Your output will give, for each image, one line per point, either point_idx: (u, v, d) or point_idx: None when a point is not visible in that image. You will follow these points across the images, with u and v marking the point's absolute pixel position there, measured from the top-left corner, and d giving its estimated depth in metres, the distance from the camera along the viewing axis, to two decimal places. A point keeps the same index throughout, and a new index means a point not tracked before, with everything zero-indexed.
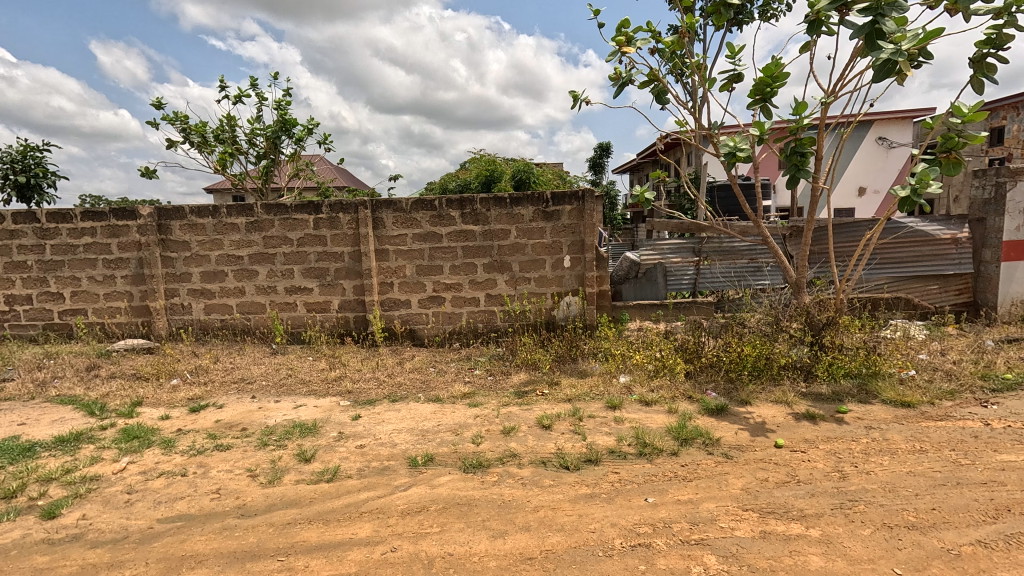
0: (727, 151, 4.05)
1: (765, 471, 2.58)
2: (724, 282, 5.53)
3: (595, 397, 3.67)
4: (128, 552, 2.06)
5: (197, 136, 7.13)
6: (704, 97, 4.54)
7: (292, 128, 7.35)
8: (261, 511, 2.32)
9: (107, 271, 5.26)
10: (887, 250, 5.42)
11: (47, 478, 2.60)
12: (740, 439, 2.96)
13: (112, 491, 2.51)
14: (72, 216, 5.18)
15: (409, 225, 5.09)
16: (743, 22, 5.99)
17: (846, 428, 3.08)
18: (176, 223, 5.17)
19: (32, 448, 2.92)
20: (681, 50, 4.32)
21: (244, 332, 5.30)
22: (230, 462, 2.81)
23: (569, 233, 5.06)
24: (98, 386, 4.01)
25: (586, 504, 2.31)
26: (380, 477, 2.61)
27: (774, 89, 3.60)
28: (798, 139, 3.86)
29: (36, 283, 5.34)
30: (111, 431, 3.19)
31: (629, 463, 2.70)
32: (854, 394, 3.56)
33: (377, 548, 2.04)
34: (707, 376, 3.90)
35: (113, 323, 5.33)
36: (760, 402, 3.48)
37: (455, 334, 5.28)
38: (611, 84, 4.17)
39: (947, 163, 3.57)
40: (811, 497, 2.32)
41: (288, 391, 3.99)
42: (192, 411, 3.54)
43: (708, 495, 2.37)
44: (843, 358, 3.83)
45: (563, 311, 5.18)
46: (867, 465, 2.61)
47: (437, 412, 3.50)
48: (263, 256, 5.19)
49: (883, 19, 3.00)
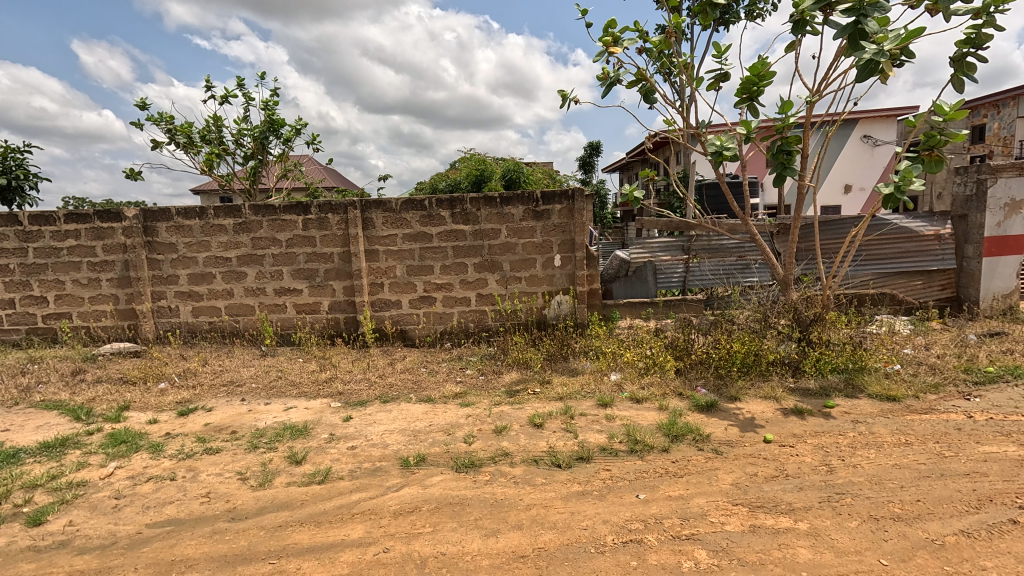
0: (714, 150, 4.08)
1: (754, 466, 2.61)
2: (713, 279, 5.57)
3: (587, 395, 3.69)
4: (116, 558, 2.03)
5: (183, 136, 7.05)
6: (691, 96, 4.57)
7: (280, 129, 7.28)
8: (252, 515, 2.31)
9: (92, 274, 5.18)
10: (872, 246, 5.48)
11: (32, 485, 2.56)
12: (730, 435, 2.99)
13: (99, 496, 2.48)
14: (55, 218, 5.10)
15: (399, 226, 5.08)
16: (730, 20, 6.03)
17: (833, 423, 3.12)
18: (162, 225, 5.11)
19: (16, 454, 2.87)
20: (668, 50, 4.35)
21: (233, 334, 5.25)
22: (220, 465, 2.79)
23: (560, 232, 5.07)
24: (83, 391, 3.95)
25: (578, 502, 2.33)
26: (372, 479, 2.60)
27: (761, 88, 3.63)
28: (785, 138, 3.90)
29: (19, 287, 5.25)
30: (97, 436, 3.15)
31: (620, 460, 2.72)
32: (841, 388, 3.61)
33: (370, 549, 2.03)
34: (697, 373, 3.94)
35: (99, 327, 5.26)
36: (749, 398, 3.52)
37: (446, 334, 5.28)
38: (599, 83, 4.19)
39: (929, 161, 3.63)
40: (799, 491, 2.35)
41: (278, 393, 3.97)
42: (181, 415, 3.51)
43: (698, 490, 2.39)
44: (830, 353, 3.90)
45: (554, 310, 5.19)
46: (854, 459, 2.65)
47: (429, 412, 3.50)
48: (252, 258, 5.14)
49: (866, 19, 3.05)
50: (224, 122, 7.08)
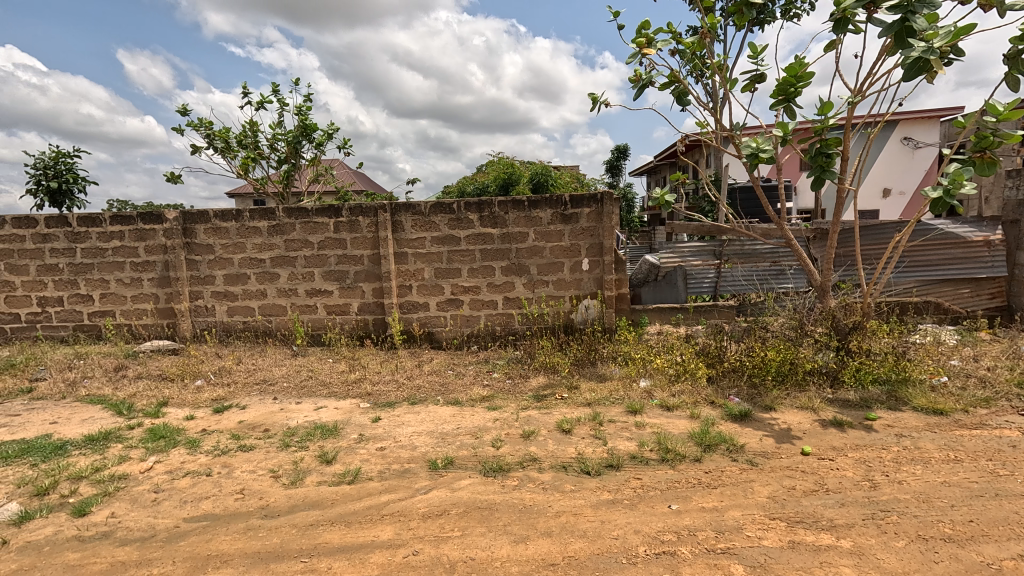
0: (749, 152, 3.95)
1: (792, 479, 2.52)
2: (747, 285, 5.46)
3: (616, 401, 3.63)
4: (155, 551, 2.09)
5: (221, 141, 7.28)
6: (725, 98, 4.48)
7: (312, 134, 7.46)
8: (285, 512, 2.34)
9: (134, 273, 5.38)
10: (916, 252, 5.29)
11: (78, 476, 2.66)
12: (766, 446, 2.90)
13: (139, 489, 2.56)
14: (101, 220, 5.31)
15: (428, 229, 5.12)
16: (765, 21, 5.90)
17: (875, 436, 2.99)
18: (200, 227, 5.27)
19: (63, 446, 2.99)
20: (701, 51, 4.27)
21: (266, 334, 5.38)
22: (254, 463, 2.84)
23: (588, 236, 5.03)
24: (125, 386, 4.10)
25: (608, 510, 2.28)
26: (401, 480, 2.62)
27: (798, 89, 3.54)
28: (824, 140, 3.74)
29: (67, 286, 5.48)
30: (138, 431, 3.26)
31: (651, 468, 2.66)
32: (883, 400, 3.46)
33: (400, 551, 2.04)
34: (730, 381, 3.84)
35: (140, 325, 5.46)
36: (785, 409, 3.41)
37: (473, 336, 5.29)
38: (630, 86, 4.14)
39: (981, 163, 3.44)
40: (841, 507, 2.26)
41: (309, 392, 4.03)
42: (216, 412, 3.60)
43: (733, 502, 2.32)
44: (871, 363, 3.73)
45: (581, 315, 5.12)
46: (899, 475, 2.53)
47: (457, 414, 3.51)
48: (284, 259, 5.26)
49: (914, 17, 2.88)
50: (260, 127, 7.31)
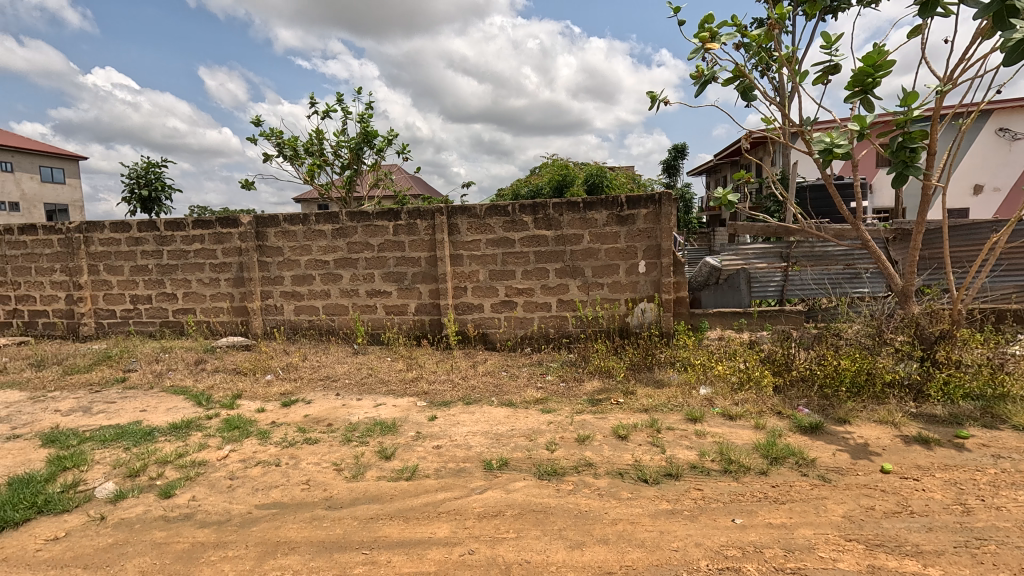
0: (821, 148, 3.71)
1: (870, 498, 2.34)
2: (817, 289, 5.15)
3: (674, 407, 3.52)
4: (230, 534, 2.23)
5: (290, 149, 7.70)
6: (794, 91, 4.25)
7: (373, 140, 7.75)
8: (347, 505, 2.43)
9: (213, 274, 5.78)
10: (1016, 254, 4.80)
11: (164, 460, 2.88)
12: (840, 461, 2.71)
13: (216, 475, 2.74)
14: (185, 224, 5.76)
15: (483, 231, 5.18)
16: (839, 8, 5.55)
17: (968, 456, 2.72)
18: (271, 230, 5.59)
19: (151, 433, 3.25)
20: (768, 43, 4.07)
21: (329, 332, 5.63)
22: (318, 455, 2.97)
23: (645, 237, 4.91)
24: (203, 379, 4.42)
25: (667, 521, 2.21)
26: (456, 479, 2.65)
27: (876, 79, 3.30)
28: (907, 133, 3.45)
29: (155, 285, 5.97)
30: (215, 421, 3.50)
31: (713, 479, 2.55)
32: (976, 417, 3.15)
33: (455, 549, 2.06)
34: (798, 392, 3.63)
35: (218, 322, 5.86)
36: (861, 422, 3.18)
37: (526, 338, 5.30)
38: (691, 82, 4.01)
39: None
40: (928, 531, 2.07)
41: (369, 389, 4.17)
42: (284, 405, 3.80)
43: (804, 520, 2.18)
44: (962, 376, 3.40)
45: (637, 318, 5.02)
46: (997, 500, 2.29)
47: (511, 416, 3.52)
48: (347, 261, 5.48)
49: None
50: (325, 135, 7.67)
